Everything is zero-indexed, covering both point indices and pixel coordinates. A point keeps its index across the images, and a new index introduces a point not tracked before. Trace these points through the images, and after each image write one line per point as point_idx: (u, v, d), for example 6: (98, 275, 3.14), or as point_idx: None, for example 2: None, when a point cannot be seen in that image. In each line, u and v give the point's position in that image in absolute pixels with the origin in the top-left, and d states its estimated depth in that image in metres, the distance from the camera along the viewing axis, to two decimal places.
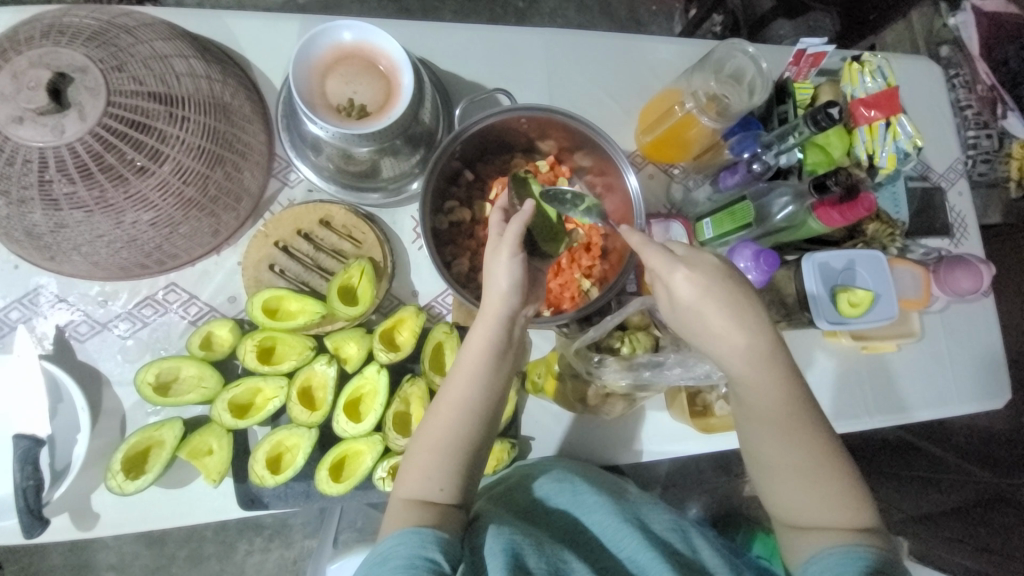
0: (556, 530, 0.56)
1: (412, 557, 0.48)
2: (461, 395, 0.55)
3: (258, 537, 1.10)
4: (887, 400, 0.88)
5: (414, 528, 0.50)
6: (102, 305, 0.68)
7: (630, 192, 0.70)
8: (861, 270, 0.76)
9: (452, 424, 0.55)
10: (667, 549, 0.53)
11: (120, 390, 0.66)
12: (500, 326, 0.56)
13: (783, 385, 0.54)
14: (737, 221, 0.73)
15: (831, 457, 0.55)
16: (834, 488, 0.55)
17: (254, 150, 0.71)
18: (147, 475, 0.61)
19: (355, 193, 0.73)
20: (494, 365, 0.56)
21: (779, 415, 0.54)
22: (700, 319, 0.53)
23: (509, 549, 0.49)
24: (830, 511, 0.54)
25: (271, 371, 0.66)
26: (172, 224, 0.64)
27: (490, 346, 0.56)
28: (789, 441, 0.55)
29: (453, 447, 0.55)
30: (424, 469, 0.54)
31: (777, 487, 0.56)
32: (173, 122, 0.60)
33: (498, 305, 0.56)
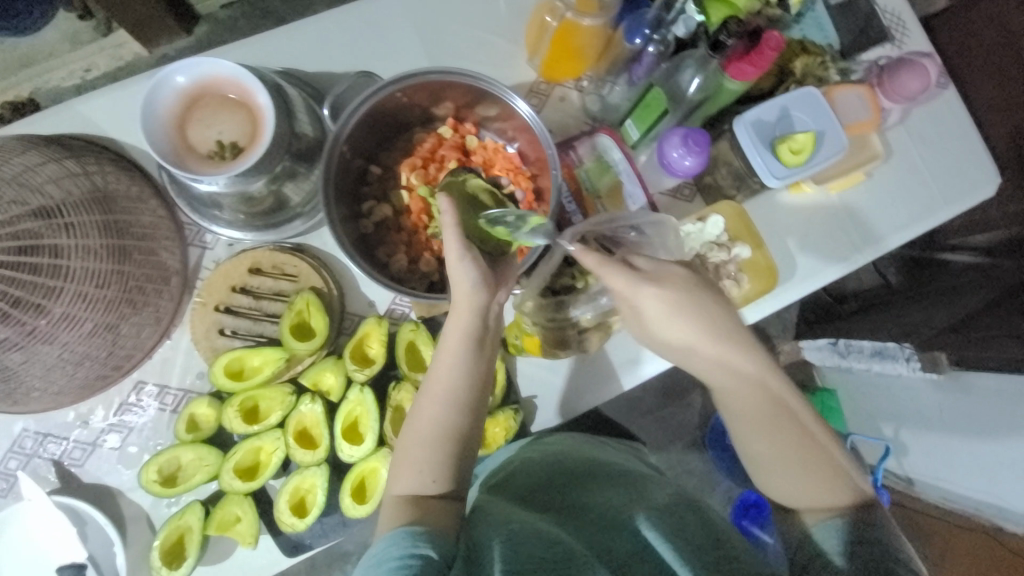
0: (584, 520, 0.55)
1: (403, 557, 0.46)
2: (446, 384, 0.56)
3: None
4: (867, 231, 0.85)
5: (404, 529, 0.49)
6: (85, 426, 0.69)
7: (526, 117, 0.67)
8: (796, 113, 0.71)
9: (437, 414, 0.56)
10: (671, 523, 0.54)
11: (134, 495, 0.67)
12: (473, 317, 0.57)
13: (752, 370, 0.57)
14: (655, 112, 0.71)
15: (811, 438, 0.57)
16: (825, 470, 0.56)
17: (156, 227, 0.69)
18: (189, 560, 0.63)
19: (275, 230, 0.70)
20: (473, 358, 0.57)
21: (761, 403, 0.56)
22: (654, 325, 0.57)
23: (503, 538, 0.49)
24: (814, 490, 0.56)
25: (262, 428, 0.66)
26: (111, 327, 0.63)
27: (464, 336, 0.57)
28: (767, 429, 0.57)
29: (439, 443, 0.55)
30: (415, 462, 0.55)
31: (766, 462, 0.58)
32: (64, 231, 0.58)
33: (469, 297, 0.57)
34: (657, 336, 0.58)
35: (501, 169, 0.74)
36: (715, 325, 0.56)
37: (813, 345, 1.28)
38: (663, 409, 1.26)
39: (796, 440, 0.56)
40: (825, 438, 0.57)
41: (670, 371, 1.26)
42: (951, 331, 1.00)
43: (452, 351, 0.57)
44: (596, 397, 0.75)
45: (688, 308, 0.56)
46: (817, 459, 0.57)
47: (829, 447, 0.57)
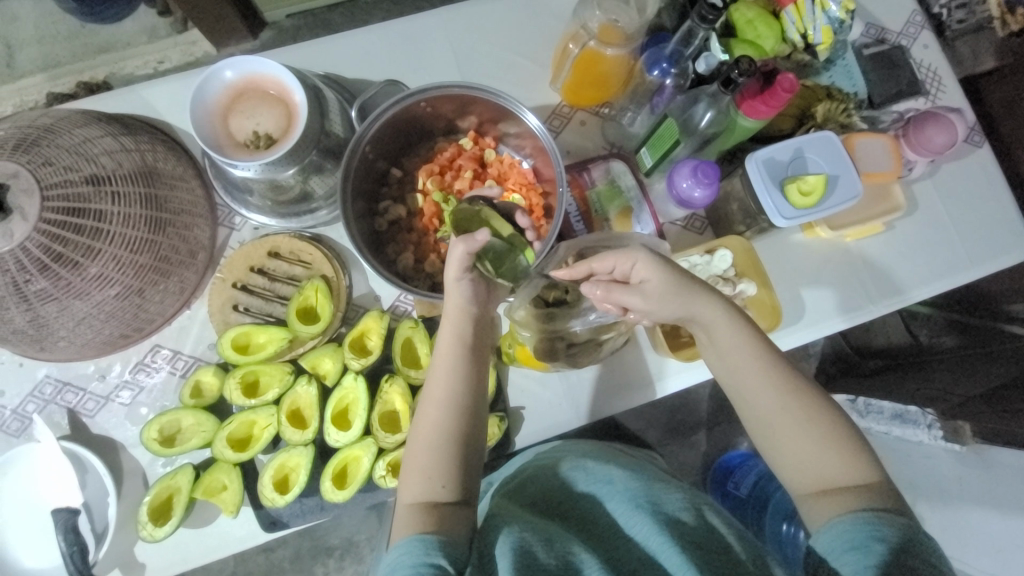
0: (575, 520, 0.58)
1: (417, 565, 0.48)
2: (444, 391, 0.59)
3: (331, 559, 1.27)
4: (884, 282, 0.83)
5: (417, 536, 0.50)
6: (102, 379, 0.74)
7: (535, 130, 0.70)
8: (811, 155, 0.72)
9: (439, 421, 0.57)
10: (685, 533, 0.53)
11: (134, 451, 0.72)
12: (466, 320, 0.60)
13: (742, 331, 0.58)
14: (667, 142, 0.72)
15: (811, 406, 0.56)
16: (836, 440, 0.55)
17: (192, 205, 0.75)
18: (172, 520, 0.66)
19: (296, 219, 0.76)
20: (467, 359, 0.60)
21: (756, 369, 0.57)
22: (654, 290, 0.58)
23: (517, 547, 0.51)
24: (832, 467, 0.54)
25: (258, 402, 0.70)
26: (138, 292, 0.69)
27: (456, 340, 0.60)
28: (768, 396, 0.57)
29: (444, 444, 0.56)
30: (425, 470, 0.56)
31: (774, 441, 0.56)
32: (108, 199, 0.64)
33: (459, 304, 0.60)
34: (653, 298, 0.58)
35: (515, 183, 0.77)
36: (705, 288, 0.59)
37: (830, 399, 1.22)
38: (663, 445, 1.23)
39: (796, 409, 0.56)
40: (830, 409, 0.56)
41: (673, 405, 1.23)
42: (975, 400, 0.97)
43: (448, 360, 0.59)
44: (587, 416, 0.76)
45: (682, 279, 0.58)
46: (821, 427, 0.55)
47: (835, 418, 0.56)
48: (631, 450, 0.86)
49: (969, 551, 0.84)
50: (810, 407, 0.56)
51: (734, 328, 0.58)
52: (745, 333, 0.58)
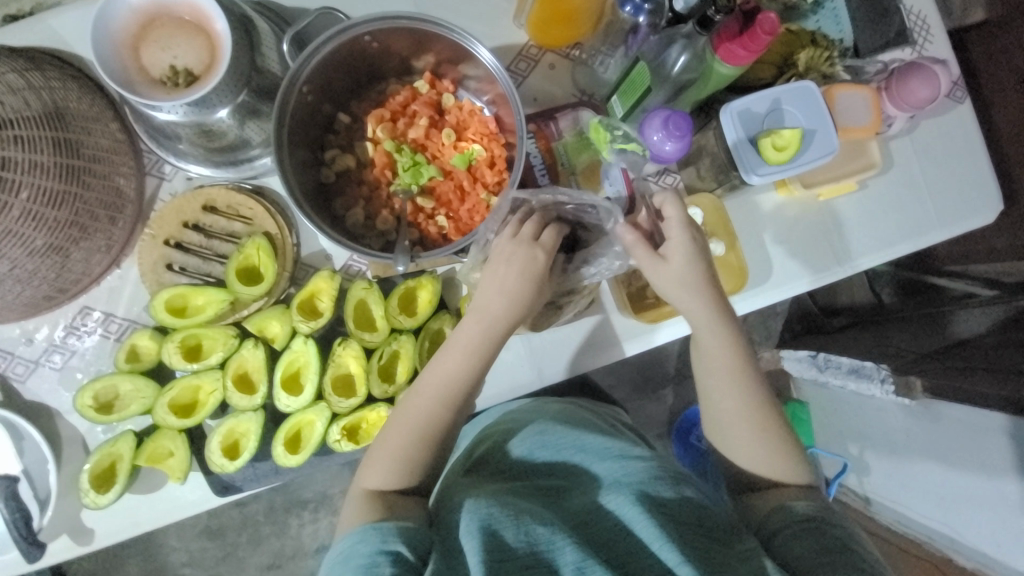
0: (557, 492, 0.57)
1: (372, 555, 0.48)
2: (435, 387, 0.58)
3: (305, 511, 1.28)
4: (854, 242, 0.82)
5: (373, 525, 0.51)
6: (29, 343, 0.68)
7: (489, 67, 0.63)
8: (787, 107, 0.67)
9: (420, 416, 0.57)
10: (658, 503, 0.51)
11: (71, 418, 0.68)
12: (489, 322, 0.58)
13: (727, 333, 0.60)
14: (637, 90, 0.67)
15: (765, 412, 0.60)
16: (783, 449, 0.60)
17: (114, 153, 0.67)
18: (115, 487, 0.64)
19: (234, 168, 0.69)
20: (472, 362, 0.58)
21: (727, 373, 0.60)
22: (675, 268, 0.59)
23: (484, 527, 0.48)
24: (774, 467, 0.60)
25: (202, 367, 0.66)
26: (60, 250, 0.62)
27: (473, 344, 0.58)
28: (734, 396, 0.60)
29: (418, 440, 0.57)
30: (389, 464, 0.57)
31: (731, 439, 0.61)
32: (15, 144, 0.56)
33: (494, 302, 0.58)
34: (671, 279, 0.59)
35: (475, 133, 0.70)
36: (709, 282, 0.60)
37: (793, 355, 1.26)
38: (632, 401, 1.25)
39: (752, 409, 0.60)
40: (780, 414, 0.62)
41: (642, 362, 1.25)
42: (925, 358, 0.98)
43: (460, 358, 0.58)
44: (550, 376, 0.75)
45: (701, 271, 0.59)
46: (773, 434, 0.60)
47: (786, 422, 0.62)
48: (595, 407, 0.86)
49: (914, 496, 1.02)
50: (766, 413, 0.61)
51: (713, 329, 0.60)
52: (726, 330, 0.60)
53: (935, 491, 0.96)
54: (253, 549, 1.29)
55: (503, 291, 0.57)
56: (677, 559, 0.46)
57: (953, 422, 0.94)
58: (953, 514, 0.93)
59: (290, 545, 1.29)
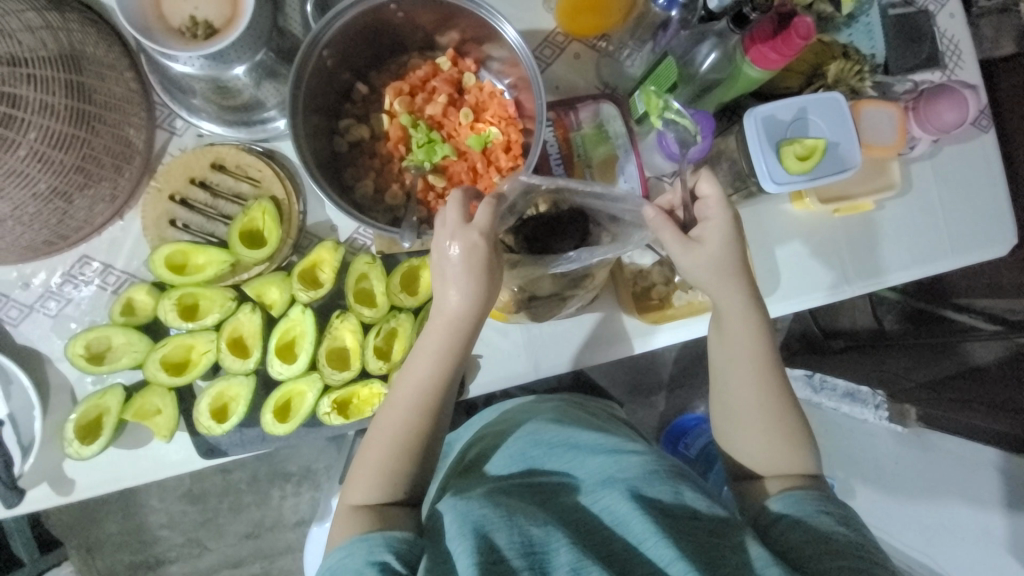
0: (546, 492, 0.56)
1: (362, 565, 0.48)
2: (408, 399, 0.56)
3: (288, 483, 1.28)
4: (864, 262, 0.81)
5: (361, 536, 0.50)
6: (25, 287, 0.67)
7: (512, 46, 0.62)
8: (814, 117, 0.66)
9: (396, 429, 0.55)
10: (655, 503, 0.50)
11: (61, 366, 0.67)
12: (453, 325, 0.54)
13: (744, 324, 0.59)
14: (661, 87, 0.65)
15: (781, 402, 0.60)
16: (794, 436, 0.59)
17: (127, 102, 0.66)
18: (99, 440, 0.63)
19: (247, 128, 0.68)
20: (443, 365, 0.55)
21: (749, 361, 0.59)
22: (711, 251, 0.56)
23: (478, 529, 0.47)
24: (786, 460, 0.59)
25: (196, 326, 0.65)
26: (63, 195, 0.61)
27: (440, 347, 0.55)
28: (749, 388, 0.59)
29: (399, 452, 0.55)
30: (371, 477, 0.55)
31: (742, 431, 0.60)
32: (26, 82, 0.55)
33: (454, 304, 0.53)
34: (699, 263, 0.56)
35: (493, 115, 0.69)
36: (744, 269, 0.58)
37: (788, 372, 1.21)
38: (624, 404, 1.25)
39: (767, 398, 0.59)
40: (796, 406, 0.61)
41: (638, 366, 1.24)
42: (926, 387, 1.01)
43: (431, 363, 0.55)
44: (545, 369, 0.75)
45: (734, 260, 0.57)
46: (785, 425, 0.59)
47: (800, 416, 0.61)
48: (586, 401, 0.85)
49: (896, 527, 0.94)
50: (783, 402, 0.60)
51: (740, 315, 0.59)
52: (753, 317, 0.59)
53: (925, 523, 0.90)
54: (233, 517, 1.28)
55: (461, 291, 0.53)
56: (671, 556, 0.46)
57: (945, 454, 0.94)
58: (935, 543, 0.88)
59: (270, 516, 1.29)
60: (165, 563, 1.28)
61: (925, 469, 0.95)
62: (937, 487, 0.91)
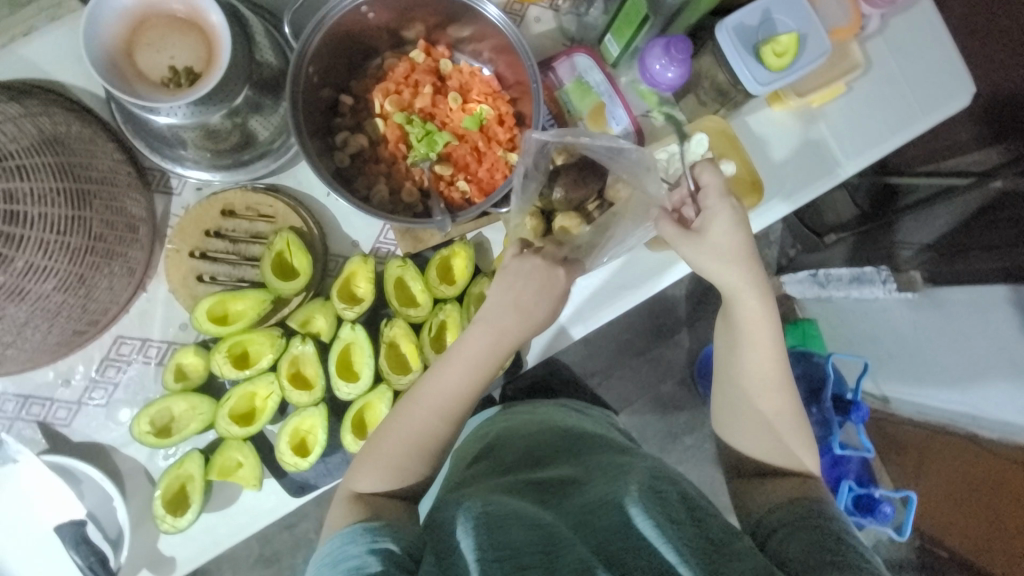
0: (560, 501, 0.56)
1: (362, 555, 0.47)
2: (441, 394, 0.57)
3: None
4: (849, 144, 0.85)
5: (362, 525, 0.50)
6: (68, 384, 0.66)
7: (496, 24, 0.62)
8: (779, 16, 0.69)
9: (422, 421, 0.57)
10: (659, 500, 0.52)
11: (128, 450, 0.66)
12: (491, 353, 0.57)
13: (768, 312, 0.59)
14: (633, 23, 0.69)
15: (784, 398, 0.61)
16: (792, 438, 0.61)
17: (117, 173, 0.65)
18: (193, 507, 0.63)
19: (242, 168, 0.67)
20: (475, 380, 0.57)
21: (758, 347, 0.60)
22: (712, 241, 0.58)
23: (486, 521, 0.48)
24: (779, 451, 0.61)
25: (254, 372, 0.65)
26: (81, 280, 0.60)
27: (476, 362, 0.57)
28: (761, 365, 0.60)
29: (422, 445, 0.57)
30: (380, 465, 0.57)
31: (745, 403, 0.62)
32: (15, 174, 0.53)
33: (502, 337, 0.58)
34: (701, 249, 0.58)
35: (479, 94, 0.70)
36: (752, 255, 0.58)
37: (794, 279, 1.24)
38: (652, 348, 1.29)
39: (773, 390, 0.61)
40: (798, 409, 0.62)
41: (658, 309, 1.28)
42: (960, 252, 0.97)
43: (462, 372, 0.57)
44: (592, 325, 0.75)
45: (747, 248, 0.58)
46: (786, 424, 0.61)
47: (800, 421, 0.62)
48: (586, 407, 0.89)
49: (934, 384, 1.02)
50: (789, 404, 0.61)
51: (759, 304, 0.59)
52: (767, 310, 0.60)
53: (960, 376, 0.96)
54: None
55: (511, 302, 0.57)
56: (675, 558, 0.47)
57: (962, 306, 0.95)
58: (974, 396, 0.94)
59: None
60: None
61: (945, 338, 0.98)
62: (964, 344, 0.94)
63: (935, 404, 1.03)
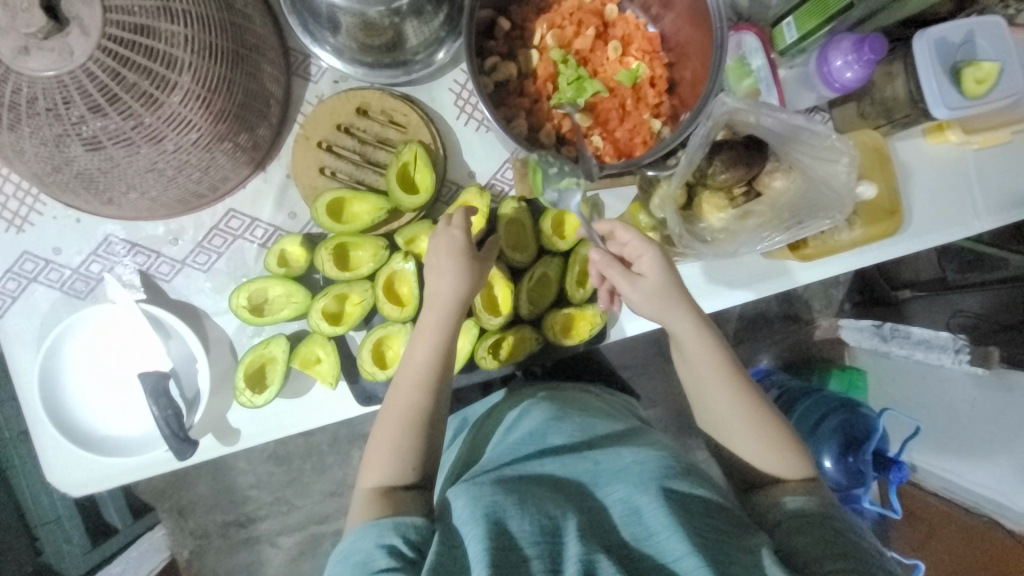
0: (551, 482, 0.55)
1: (370, 550, 0.50)
2: (418, 367, 0.59)
3: None
4: (997, 196, 0.78)
5: (373, 521, 0.52)
6: (175, 243, 0.67)
7: None
8: (980, 41, 0.66)
9: (410, 400, 0.59)
10: (679, 499, 0.52)
11: (219, 320, 0.68)
12: (446, 313, 0.59)
13: (709, 343, 0.59)
14: (823, 11, 0.64)
15: (757, 408, 0.61)
16: (779, 440, 0.61)
17: (265, 44, 0.63)
18: (271, 388, 0.64)
19: (383, 72, 0.66)
20: (434, 342, 0.59)
21: (712, 373, 0.60)
22: (655, 282, 0.57)
23: (489, 515, 0.49)
24: (778, 459, 0.60)
25: (353, 276, 0.65)
26: (215, 142, 0.60)
27: (434, 323, 0.59)
28: (720, 395, 0.60)
29: (418, 423, 0.59)
30: (392, 454, 0.58)
31: (727, 431, 0.61)
32: (174, 18, 0.52)
33: (447, 290, 0.59)
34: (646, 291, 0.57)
35: (638, 50, 0.67)
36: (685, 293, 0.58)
37: (854, 324, 1.18)
38: None
39: (742, 407, 0.60)
40: (774, 410, 0.62)
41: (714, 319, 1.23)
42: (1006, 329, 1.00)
43: (427, 342, 0.59)
44: (641, 323, 0.72)
45: (677, 284, 0.58)
46: (769, 429, 0.61)
47: (782, 421, 0.62)
48: (606, 395, 0.84)
49: (951, 460, 1.00)
50: (761, 412, 0.61)
51: (704, 335, 0.59)
52: (707, 335, 0.60)
53: (971, 449, 0.96)
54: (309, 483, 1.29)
55: (449, 277, 0.58)
56: (684, 555, 0.47)
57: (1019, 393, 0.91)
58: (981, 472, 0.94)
59: None
60: (256, 523, 1.15)
61: (996, 419, 0.92)
62: (997, 427, 0.92)
63: (965, 481, 0.97)
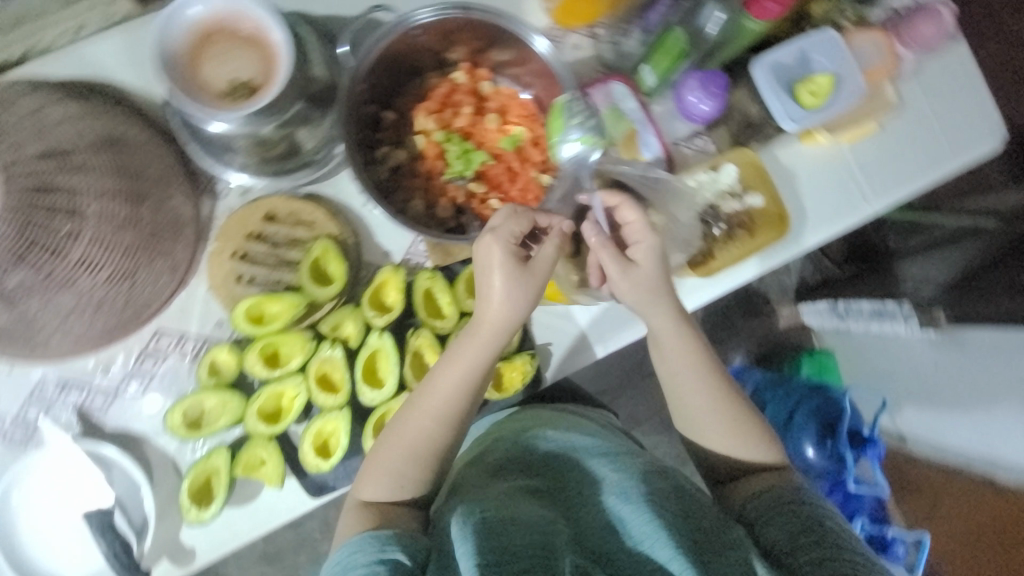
0: (559, 504, 0.57)
1: (372, 563, 0.50)
2: (451, 383, 0.58)
3: None
4: (879, 181, 0.84)
5: (369, 533, 0.53)
6: (106, 373, 0.69)
7: (545, 58, 0.65)
8: (815, 57, 0.74)
9: (425, 427, 0.59)
10: (659, 502, 0.56)
11: (159, 441, 0.68)
12: (498, 335, 0.57)
13: (681, 321, 0.60)
14: (674, 55, 0.73)
15: (733, 401, 0.62)
16: (753, 429, 0.62)
17: (172, 175, 0.67)
18: (216, 501, 0.65)
19: (284, 177, 0.70)
20: (473, 369, 0.58)
21: (686, 362, 0.61)
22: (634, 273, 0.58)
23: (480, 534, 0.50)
24: (751, 450, 0.62)
25: (284, 372, 0.68)
26: (129, 274, 0.63)
27: (480, 352, 0.57)
28: (697, 391, 0.61)
29: (423, 453, 0.59)
30: (392, 473, 0.59)
31: (700, 422, 0.62)
32: (77, 171, 0.57)
33: (495, 312, 0.56)
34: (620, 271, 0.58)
35: (516, 116, 0.73)
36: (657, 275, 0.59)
37: (812, 308, 1.17)
38: None
39: (716, 400, 0.61)
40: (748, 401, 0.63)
41: None
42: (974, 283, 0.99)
43: (460, 370, 0.58)
44: (613, 345, 0.74)
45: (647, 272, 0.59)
46: (743, 421, 0.62)
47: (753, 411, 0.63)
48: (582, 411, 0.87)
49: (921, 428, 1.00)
50: (735, 408, 0.62)
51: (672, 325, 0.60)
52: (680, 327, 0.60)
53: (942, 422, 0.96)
54: None
55: (495, 302, 0.56)
56: (670, 553, 0.50)
57: (982, 349, 0.92)
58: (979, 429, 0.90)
59: None
60: None
61: (960, 375, 0.92)
62: (974, 381, 0.91)
63: (940, 448, 0.97)
